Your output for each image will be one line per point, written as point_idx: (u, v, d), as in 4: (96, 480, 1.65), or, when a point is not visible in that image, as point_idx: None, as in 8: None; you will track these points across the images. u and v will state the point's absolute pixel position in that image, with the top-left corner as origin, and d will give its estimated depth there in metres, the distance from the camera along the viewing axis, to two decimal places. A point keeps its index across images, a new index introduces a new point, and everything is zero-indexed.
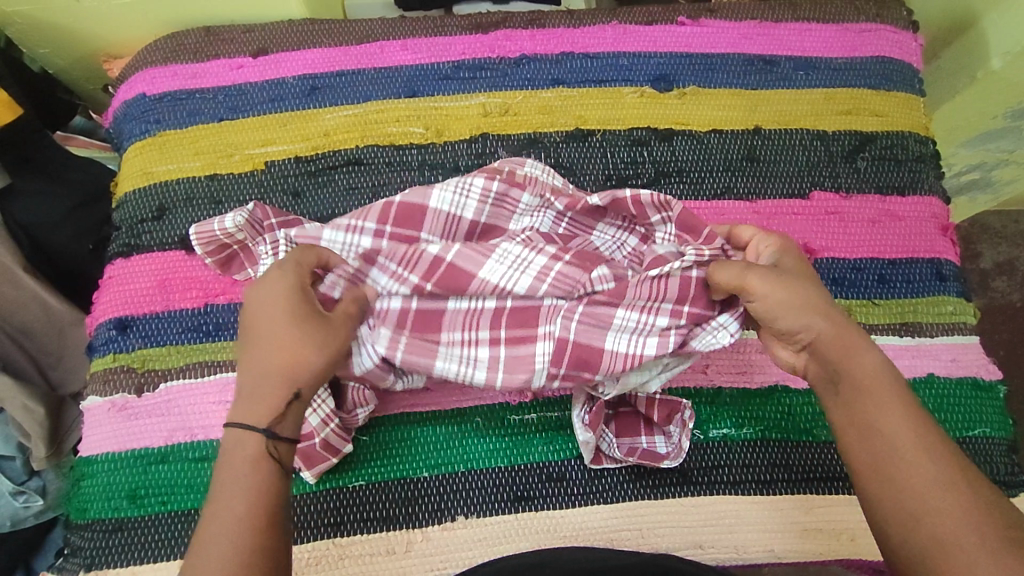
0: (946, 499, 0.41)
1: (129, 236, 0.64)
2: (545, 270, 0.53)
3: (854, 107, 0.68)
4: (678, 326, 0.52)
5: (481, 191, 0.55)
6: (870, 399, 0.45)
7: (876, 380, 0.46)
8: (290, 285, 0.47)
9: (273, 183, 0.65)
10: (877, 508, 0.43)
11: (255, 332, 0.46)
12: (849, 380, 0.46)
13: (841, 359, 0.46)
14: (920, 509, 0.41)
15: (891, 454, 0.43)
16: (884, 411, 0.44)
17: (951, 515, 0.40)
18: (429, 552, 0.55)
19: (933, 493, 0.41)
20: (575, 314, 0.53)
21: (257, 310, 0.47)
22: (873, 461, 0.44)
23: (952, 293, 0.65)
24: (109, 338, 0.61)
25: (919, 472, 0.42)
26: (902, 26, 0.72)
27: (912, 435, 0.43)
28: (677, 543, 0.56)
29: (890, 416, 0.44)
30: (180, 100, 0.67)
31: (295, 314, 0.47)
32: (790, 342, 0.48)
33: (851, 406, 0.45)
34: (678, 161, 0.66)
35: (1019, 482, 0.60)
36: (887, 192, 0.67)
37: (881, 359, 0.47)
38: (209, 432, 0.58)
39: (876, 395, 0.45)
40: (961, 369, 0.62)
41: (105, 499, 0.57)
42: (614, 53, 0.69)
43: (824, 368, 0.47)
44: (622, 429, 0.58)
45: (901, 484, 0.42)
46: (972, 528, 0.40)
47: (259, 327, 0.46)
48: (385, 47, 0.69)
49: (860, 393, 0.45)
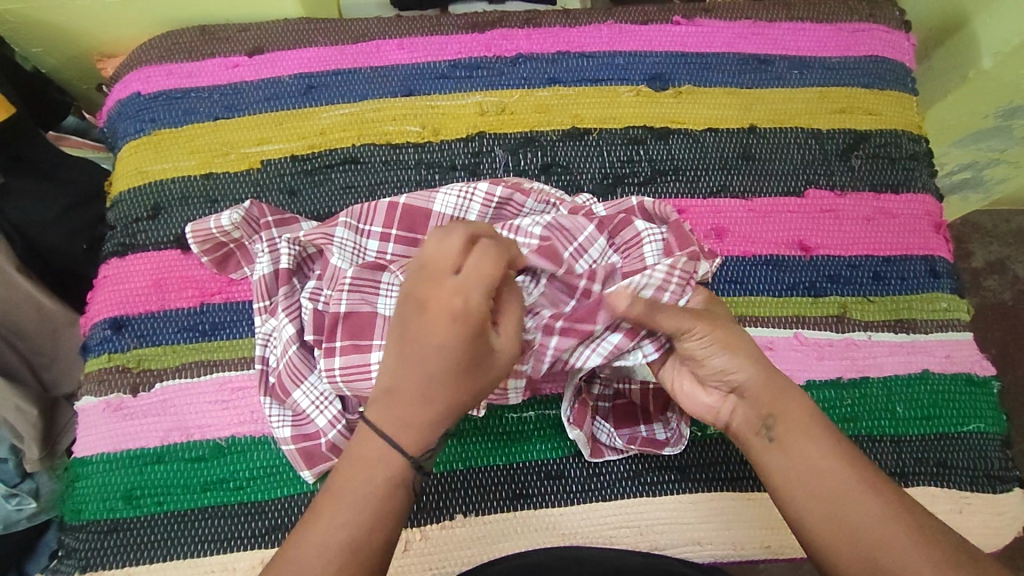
0: (894, 531, 0.42)
1: (124, 235, 0.64)
2: (542, 347, 0.51)
3: (847, 105, 0.69)
4: (624, 345, 0.52)
5: (486, 196, 0.56)
6: (806, 440, 0.46)
7: (807, 421, 0.47)
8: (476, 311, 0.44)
9: (269, 181, 0.65)
10: (827, 549, 0.43)
11: (424, 347, 0.44)
12: (779, 423, 0.47)
13: (771, 405, 0.47)
14: (873, 545, 0.42)
15: (835, 493, 0.44)
16: (817, 453, 0.45)
17: (902, 549, 0.41)
18: (428, 551, 0.55)
19: (881, 527, 0.42)
20: (547, 354, 0.51)
21: (431, 318, 0.44)
22: (817, 503, 0.44)
23: (946, 289, 0.65)
24: (104, 338, 0.61)
25: (864, 508, 0.43)
26: (894, 26, 0.73)
27: (850, 472, 0.44)
28: (676, 540, 0.57)
29: (828, 456, 0.45)
30: (174, 99, 0.67)
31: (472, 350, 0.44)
32: (719, 385, 0.49)
33: (787, 452, 0.46)
34: (674, 159, 0.66)
35: (1013, 476, 0.60)
36: (881, 189, 0.67)
37: (805, 399, 0.48)
38: (204, 432, 0.58)
39: (808, 435, 0.46)
40: (955, 365, 0.63)
41: (100, 501, 0.57)
42: (611, 52, 0.69)
43: (755, 415, 0.48)
44: (617, 419, 0.59)
45: (844, 521, 0.43)
46: (926, 557, 0.41)
47: (428, 345, 0.44)
48: (382, 45, 0.68)
49: (795, 436, 0.46)
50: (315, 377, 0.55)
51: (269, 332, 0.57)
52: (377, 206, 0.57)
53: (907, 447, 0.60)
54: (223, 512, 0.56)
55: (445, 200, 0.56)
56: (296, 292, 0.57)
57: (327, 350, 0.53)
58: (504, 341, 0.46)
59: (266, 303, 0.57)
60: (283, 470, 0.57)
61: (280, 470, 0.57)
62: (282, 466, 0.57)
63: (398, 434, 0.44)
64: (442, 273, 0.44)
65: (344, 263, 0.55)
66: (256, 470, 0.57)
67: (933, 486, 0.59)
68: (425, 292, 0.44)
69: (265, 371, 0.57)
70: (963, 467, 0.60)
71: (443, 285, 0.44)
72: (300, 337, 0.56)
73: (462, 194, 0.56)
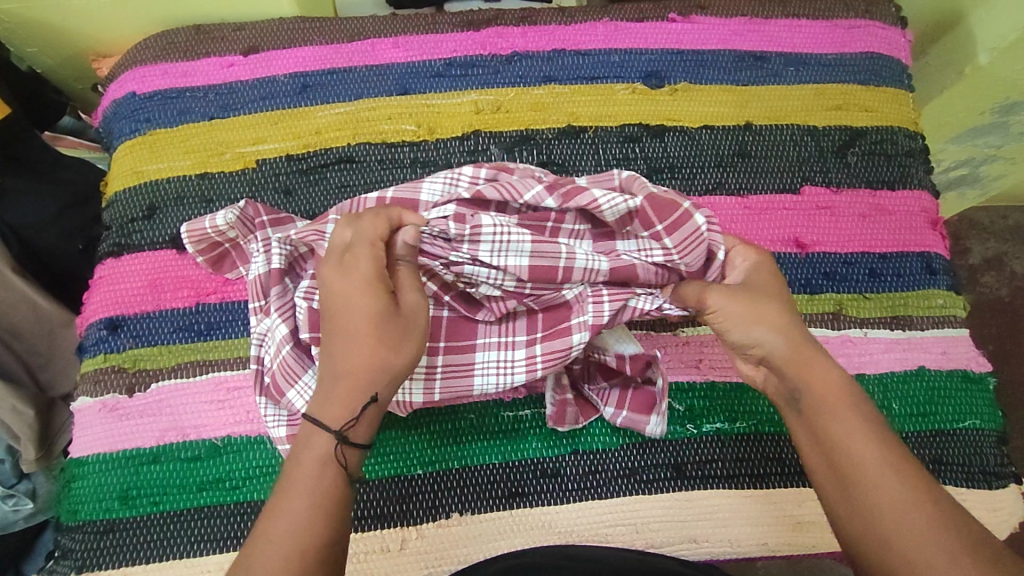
0: (912, 517, 0.42)
1: (119, 235, 0.63)
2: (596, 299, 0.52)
3: (844, 102, 0.69)
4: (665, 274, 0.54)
5: (470, 179, 0.56)
6: (833, 417, 0.45)
7: (837, 396, 0.46)
8: (371, 274, 0.45)
9: (264, 181, 0.65)
10: (849, 522, 0.43)
11: (336, 323, 0.46)
12: (808, 399, 0.46)
13: (797, 375, 0.47)
14: (891, 530, 0.42)
15: (855, 472, 0.44)
16: (844, 428, 0.45)
17: (917, 537, 0.41)
18: (424, 550, 0.55)
19: (900, 512, 0.42)
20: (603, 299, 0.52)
21: (335, 290, 0.46)
22: (839, 478, 0.44)
23: (941, 286, 0.65)
24: (100, 338, 0.60)
25: (884, 490, 0.43)
26: (891, 22, 0.72)
27: (875, 451, 0.44)
28: (672, 538, 0.57)
29: (856, 432, 0.45)
30: (170, 99, 0.67)
31: (374, 309, 0.45)
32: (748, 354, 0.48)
33: (816, 424, 0.46)
34: (670, 156, 0.66)
35: (1009, 472, 0.60)
36: (876, 186, 0.67)
37: (837, 371, 0.47)
38: (200, 431, 0.58)
39: (837, 410, 0.45)
40: (952, 362, 0.62)
41: (96, 501, 0.57)
42: (607, 49, 0.69)
43: (786, 385, 0.47)
44: (605, 376, 0.59)
45: (864, 500, 0.43)
46: (941, 547, 0.40)
47: (337, 311, 0.46)
48: (377, 44, 0.68)
49: (823, 410, 0.46)
50: (310, 377, 0.54)
51: (264, 331, 0.57)
52: (367, 202, 0.57)
53: (903, 443, 0.60)
54: (221, 512, 0.56)
55: (435, 190, 0.56)
56: (290, 293, 0.56)
57: None
58: (410, 296, 0.47)
59: (261, 302, 0.57)
60: (279, 470, 0.57)
61: (276, 469, 0.57)
62: (278, 466, 0.57)
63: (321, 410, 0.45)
64: (337, 250, 0.47)
65: None
66: (253, 469, 0.57)
67: None
68: (327, 272, 0.47)
69: (260, 372, 0.57)
70: (959, 464, 0.60)
71: (337, 260, 0.47)
72: (294, 338, 0.55)
73: (450, 183, 0.56)
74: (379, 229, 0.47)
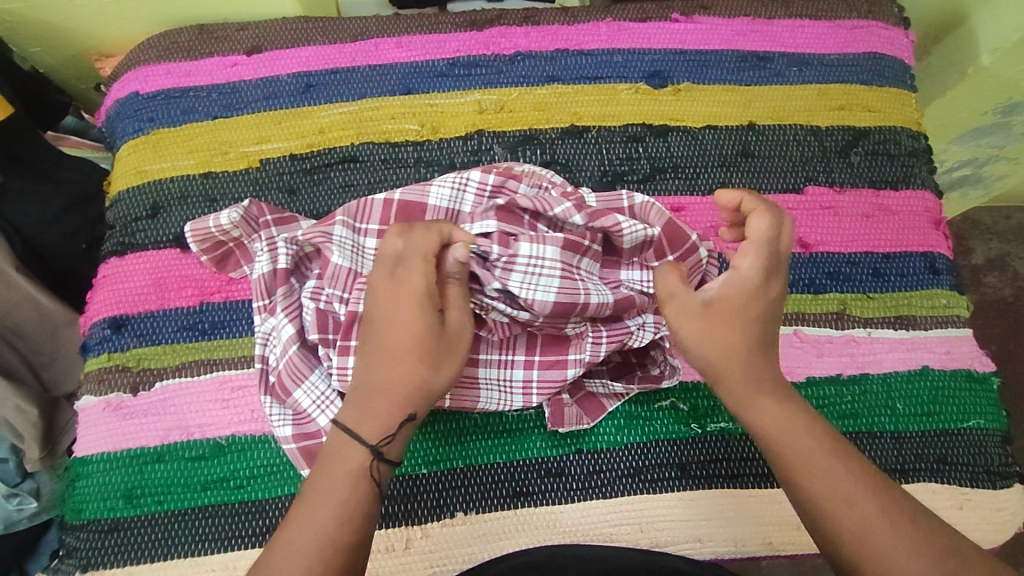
0: (880, 541, 0.42)
1: (123, 234, 0.64)
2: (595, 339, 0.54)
3: (846, 102, 0.69)
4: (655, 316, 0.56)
5: (479, 184, 0.57)
6: (782, 450, 0.46)
7: (781, 428, 0.47)
8: (418, 290, 0.46)
9: (268, 180, 0.65)
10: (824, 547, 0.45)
11: (384, 338, 0.46)
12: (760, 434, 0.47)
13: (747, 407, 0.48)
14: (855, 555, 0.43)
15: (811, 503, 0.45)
16: (794, 460, 0.46)
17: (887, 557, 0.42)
18: (428, 549, 0.55)
19: (862, 537, 0.43)
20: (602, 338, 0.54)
21: (382, 303, 0.46)
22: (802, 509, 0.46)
23: (945, 286, 0.65)
24: (104, 337, 0.60)
25: (843, 517, 0.43)
26: (893, 22, 0.73)
27: (828, 476, 0.45)
28: (676, 537, 0.57)
29: (805, 463, 0.45)
30: (173, 99, 0.67)
31: (420, 328, 0.46)
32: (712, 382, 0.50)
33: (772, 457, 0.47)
34: (674, 157, 0.66)
35: (1013, 471, 0.61)
36: (880, 186, 0.67)
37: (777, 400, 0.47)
38: (204, 430, 0.58)
39: (782, 443, 0.46)
40: (955, 361, 0.62)
41: (101, 500, 0.57)
42: (609, 49, 0.69)
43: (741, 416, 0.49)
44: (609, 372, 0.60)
45: (826, 530, 0.44)
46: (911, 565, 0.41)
47: (381, 327, 0.46)
48: (380, 44, 0.68)
49: (772, 443, 0.47)
50: (316, 376, 0.55)
51: (269, 331, 0.57)
52: (372, 203, 0.56)
53: (907, 443, 0.60)
54: (225, 510, 0.56)
55: (440, 193, 0.56)
56: (296, 293, 0.57)
57: (341, 348, 0.52)
58: (456, 315, 0.47)
59: (265, 302, 0.57)
60: (283, 469, 0.57)
61: (280, 468, 0.57)
62: (282, 465, 0.57)
63: (362, 423, 0.45)
64: (386, 260, 0.47)
65: (345, 262, 0.55)
66: (257, 468, 0.57)
67: (933, 482, 0.59)
68: (376, 284, 0.47)
69: (265, 371, 0.57)
70: (963, 463, 0.60)
71: (388, 272, 0.47)
72: (301, 338, 0.56)
73: (457, 185, 0.56)
74: (430, 244, 0.46)
